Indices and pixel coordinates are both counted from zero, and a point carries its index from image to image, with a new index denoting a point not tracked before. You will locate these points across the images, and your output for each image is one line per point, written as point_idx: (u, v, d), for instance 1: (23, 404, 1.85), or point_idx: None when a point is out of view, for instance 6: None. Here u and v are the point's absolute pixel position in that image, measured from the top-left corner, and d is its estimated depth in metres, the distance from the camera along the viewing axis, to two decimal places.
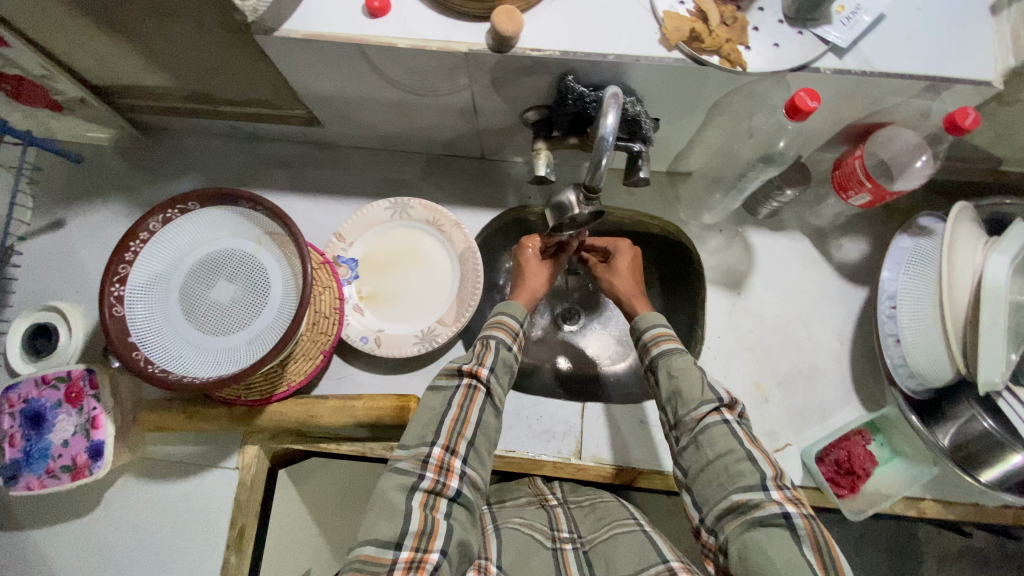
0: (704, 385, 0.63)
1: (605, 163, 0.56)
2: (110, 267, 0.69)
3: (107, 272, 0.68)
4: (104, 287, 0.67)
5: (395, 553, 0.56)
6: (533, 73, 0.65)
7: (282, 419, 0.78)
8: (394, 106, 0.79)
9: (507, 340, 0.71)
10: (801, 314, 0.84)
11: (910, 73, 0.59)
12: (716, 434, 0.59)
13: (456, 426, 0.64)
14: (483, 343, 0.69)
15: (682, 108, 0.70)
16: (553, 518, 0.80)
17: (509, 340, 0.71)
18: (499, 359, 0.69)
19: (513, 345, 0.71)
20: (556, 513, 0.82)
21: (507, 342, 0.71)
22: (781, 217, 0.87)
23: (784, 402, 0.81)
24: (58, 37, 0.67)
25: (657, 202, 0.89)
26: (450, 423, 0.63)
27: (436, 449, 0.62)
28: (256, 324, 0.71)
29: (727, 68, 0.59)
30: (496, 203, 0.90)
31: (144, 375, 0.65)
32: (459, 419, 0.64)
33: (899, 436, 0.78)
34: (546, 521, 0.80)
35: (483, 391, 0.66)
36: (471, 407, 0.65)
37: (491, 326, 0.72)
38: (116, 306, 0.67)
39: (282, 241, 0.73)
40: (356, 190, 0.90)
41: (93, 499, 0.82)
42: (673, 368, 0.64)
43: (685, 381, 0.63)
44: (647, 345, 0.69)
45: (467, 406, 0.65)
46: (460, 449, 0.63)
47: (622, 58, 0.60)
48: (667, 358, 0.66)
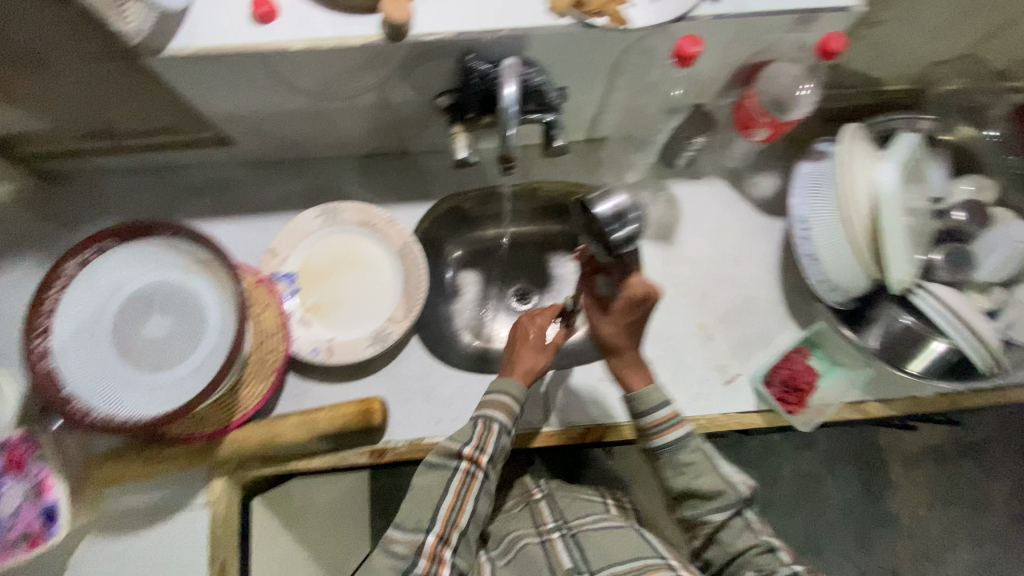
0: (717, 480, 0.68)
1: (514, 131, 0.57)
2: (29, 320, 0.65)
3: (29, 326, 0.67)
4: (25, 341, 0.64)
5: None
6: (434, 57, 0.66)
7: (244, 446, 0.76)
8: (306, 113, 0.78)
9: (508, 423, 0.69)
10: (731, 252, 0.89)
11: (780, 8, 0.64)
12: (734, 527, 0.66)
13: (450, 517, 0.65)
14: (485, 426, 0.68)
15: (585, 73, 0.73)
16: (537, 514, 0.82)
17: (509, 421, 0.69)
18: (499, 442, 0.68)
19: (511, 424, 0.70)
20: (540, 506, 0.84)
21: (506, 425, 0.69)
22: (698, 165, 0.92)
23: (728, 336, 0.86)
24: None
25: (582, 169, 0.93)
26: (446, 511, 0.65)
27: (430, 539, 0.63)
28: (197, 353, 0.69)
29: (615, 27, 0.62)
30: (427, 195, 0.91)
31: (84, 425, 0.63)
32: (455, 506, 0.65)
33: (834, 345, 0.83)
34: (532, 520, 0.82)
35: (480, 476, 0.67)
36: (466, 497, 0.66)
37: (488, 402, 0.70)
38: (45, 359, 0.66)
39: (211, 264, 0.72)
40: (282, 204, 0.88)
41: (57, 567, 0.78)
42: (680, 460, 0.69)
43: (694, 475, 0.68)
44: (648, 429, 0.71)
45: (463, 495, 0.66)
46: (451, 539, 0.64)
47: (516, 30, 0.62)
48: (669, 448, 0.70)
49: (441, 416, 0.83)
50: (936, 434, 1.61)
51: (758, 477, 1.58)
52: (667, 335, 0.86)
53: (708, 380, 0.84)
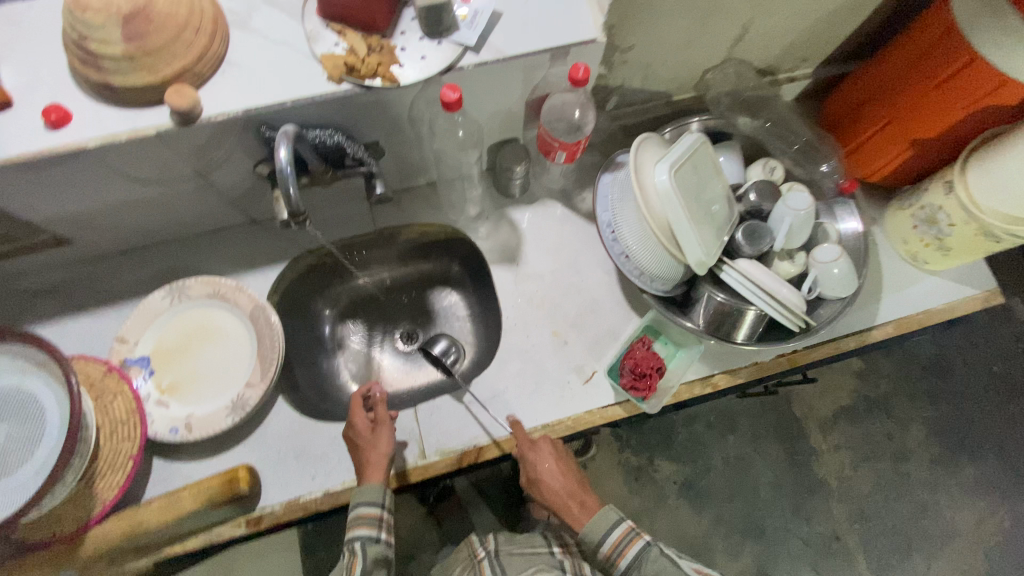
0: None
1: (295, 189, 0.62)
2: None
3: None
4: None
5: None
6: (233, 132, 0.72)
7: (104, 540, 0.74)
8: (136, 202, 0.82)
9: (371, 534, 0.74)
10: (572, 262, 0.97)
11: (531, 49, 0.73)
12: None
13: None
14: (350, 550, 0.73)
15: (387, 126, 0.80)
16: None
17: (375, 530, 0.75)
18: (369, 559, 0.73)
19: (380, 532, 0.75)
20: (484, 566, 0.85)
21: (372, 535, 0.74)
22: (531, 190, 1.00)
23: (580, 338, 0.92)
24: None
25: (426, 210, 0.99)
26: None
27: None
28: (39, 450, 0.69)
29: (389, 85, 0.70)
30: (280, 258, 0.95)
31: None
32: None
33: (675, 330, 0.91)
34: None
35: None
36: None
37: (352, 521, 0.75)
38: None
39: (46, 362, 0.72)
40: (136, 291, 0.90)
41: None
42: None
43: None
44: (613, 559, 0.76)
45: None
46: None
47: (299, 101, 0.69)
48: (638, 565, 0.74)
49: (316, 470, 0.84)
50: (847, 394, 1.67)
51: (691, 469, 1.62)
52: (525, 349, 0.92)
53: (568, 384, 0.89)
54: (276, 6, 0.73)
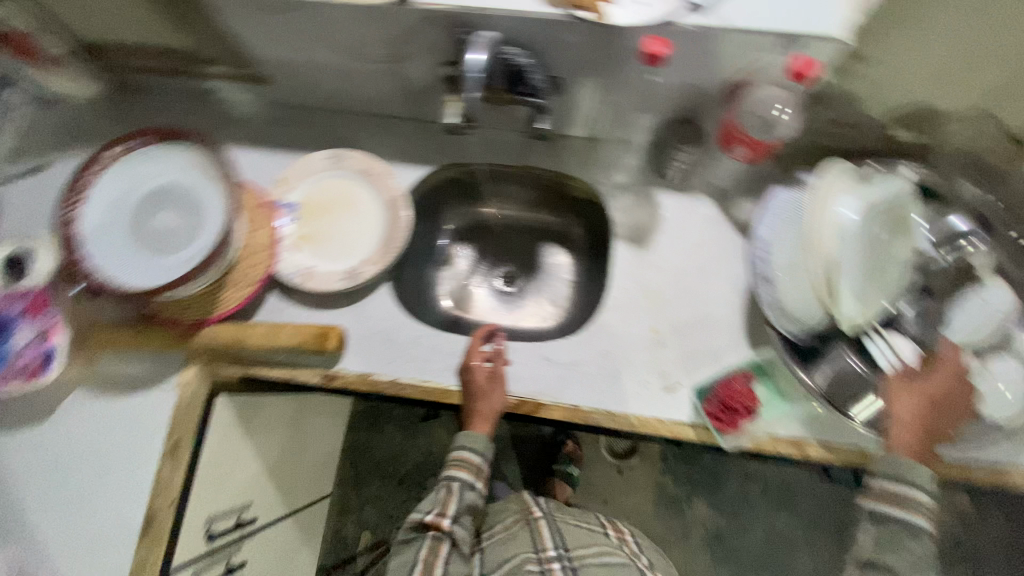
0: None
1: None
2: (72, 189, 0.81)
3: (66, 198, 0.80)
4: (62, 207, 0.80)
5: None
6: (436, 25, 0.73)
7: (214, 341, 0.86)
8: (331, 66, 0.88)
9: (471, 480, 0.84)
10: (701, 267, 0.90)
11: (759, 28, 0.66)
12: None
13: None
14: (448, 488, 0.83)
15: (577, 64, 0.78)
16: (539, 536, 0.91)
17: (473, 477, 0.85)
18: (464, 501, 0.83)
19: (478, 481, 0.85)
20: (540, 527, 0.93)
21: (469, 482, 0.84)
22: (689, 179, 0.93)
23: (680, 346, 0.87)
24: None
25: (576, 163, 0.97)
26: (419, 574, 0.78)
27: None
28: (194, 245, 0.81)
29: (598, 21, 0.67)
30: (428, 161, 0.99)
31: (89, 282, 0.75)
32: (426, 567, 0.79)
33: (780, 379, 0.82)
34: (532, 541, 0.90)
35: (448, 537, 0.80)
36: (435, 559, 0.79)
37: (455, 463, 0.85)
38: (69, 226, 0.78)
39: (220, 176, 0.84)
40: (303, 145, 0.99)
41: (48, 408, 0.90)
42: None
43: None
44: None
45: (432, 561, 0.79)
46: None
47: (506, 12, 0.68)
48: None
49: (390, 358, 0.90)
50: None
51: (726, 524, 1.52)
52: (618, 333, 0.88)
53: (648, 385, 0.85)
54: None
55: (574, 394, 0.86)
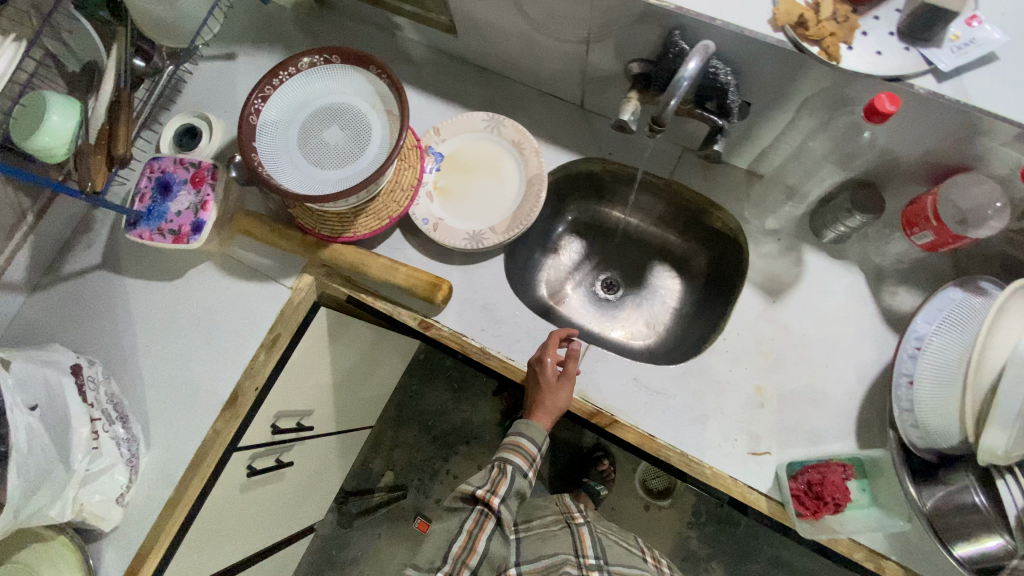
0: None
1: (675, 104, 0.61)
2: (263, 84, 0.85)
3: (255, 89, 0.85)
4: (251, 98, 0.84)
5: None
6: (646, 20, 0.71)
7: (339, 258, 0.92)
8: (520, 33, 0.89)
9: (523, 467, 0.84)
10: (829, 341, 0.84)
11: (1005, 114, 0.59)
12: None
13: (462, 554, 0.79)
14: (501, 469, 0.83)
15: (774, 97, 0.73)
16: (580, 541, 0.92)
17: (525, 465, 0.85)
18: (512, 487, 0.83)
19: (527, 469, 0.85)
20: (581, 534, 0.94)
21: (522, 468, 0.84)
22: (844, 246, 0.87)
23: (779, 413, 0.82)
24: None
25: (727, 194, 0.92)
26: (459, 547, 0.80)
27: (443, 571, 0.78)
28: (348, 169, 0.86)
29: (823, 59, 0.62)
30: (577, 150, 0.98)
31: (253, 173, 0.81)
32: (468, 540, 0.80)
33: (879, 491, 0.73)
34: (574, 545, 0.91)
35: (492, 518, 0.81)
36: (478, 535, 0.80)
37: (512, 448, 0.86)
38: (252, 117, 0.84)
39: (391, 113, 0.86)
40: (465, 100, 1.01)
41: (181, 270, 1.00)
42: None
43: None
44: None
45: (475, 535, 0.80)
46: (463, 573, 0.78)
47: (728, 26, 0.65)
48: None
49: (486, 326, 0.91)
50: None
51: None
52: (719, 379, 0.84)
53: (734, 441, 0.81)
54: None
55: (655, 423, 0.83)
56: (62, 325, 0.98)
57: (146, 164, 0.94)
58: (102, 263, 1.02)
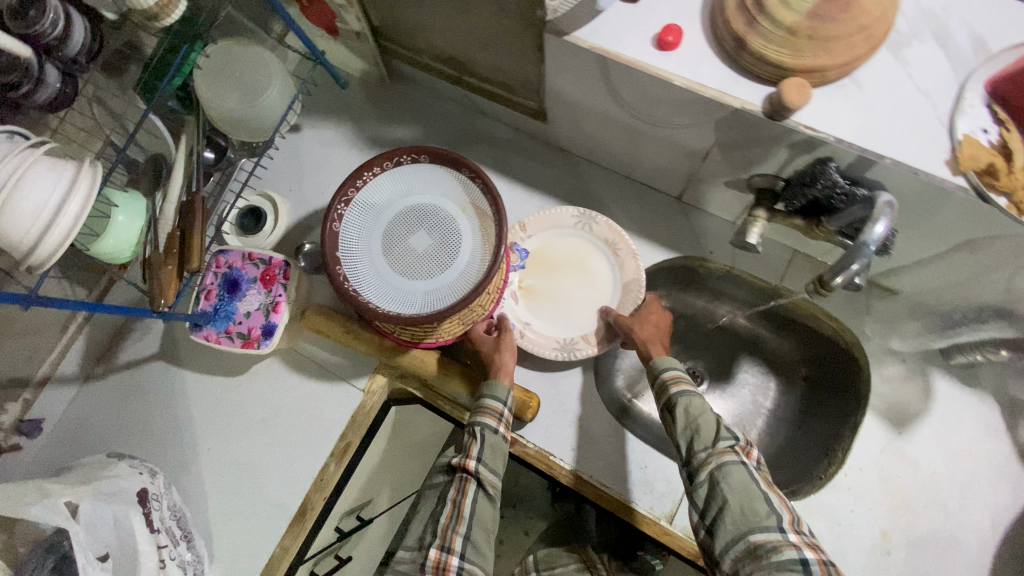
0: None
1: (854, 267, 0.54)
2: (344, 186, 0.68)
3: (337, 191, 0.68)
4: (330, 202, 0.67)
5: None
6: (790, 146, 0.64)
7: (419, 365, 0.85)
8: (625, 129, 0.81)
9: (491, 424, 0.72)
10: (961, 480, 0.77)
11: None
12: None
13: (451, 524, 0.67)
14: (470, 433, 0.72)
15: (928, 232, 0.66)
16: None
17: (496, 422, 0.73)
18: (486, 446, 0.71)
19: (501, 426, 0.73)
20: None
21: (492, 426, 0.72)
22: (977, 372, 0.79)
23: (908, 563, 0.75)
24: None
25: (843, 306, 0.84)
26: (445, 523, 0.67)
27: (433, 549, 0.65)
28: (437, 284, 0.67)
29: (1013, 214, 0.55)
30: (673, 247, 0.91)
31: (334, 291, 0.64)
32: (453, 515, 0.67)
33: (730, 480, 0.58)
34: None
35: (473, 482, 0.69)
36: (462, 502, 0.68)
37: (478, 411, 0.74)
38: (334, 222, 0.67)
39: (489, 217, 0.68)
40: (551, 190, 0.95)
41: (245, 365, 0.94)
42: None
43: None
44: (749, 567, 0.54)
45: (460, 503, 0.68)
46: (455, 546, 0.65)
47: (898, 166, 0.57)
48: None
49: (576, 444, 0.85)
50: None
51: None
52: (840, 520, 0.77)
53: None
54: (943, 46, 0.60)
55: None
56: (118, 422, 0.92)
57: (212, 256, 0.88)
58: (159, 352, 0.96)
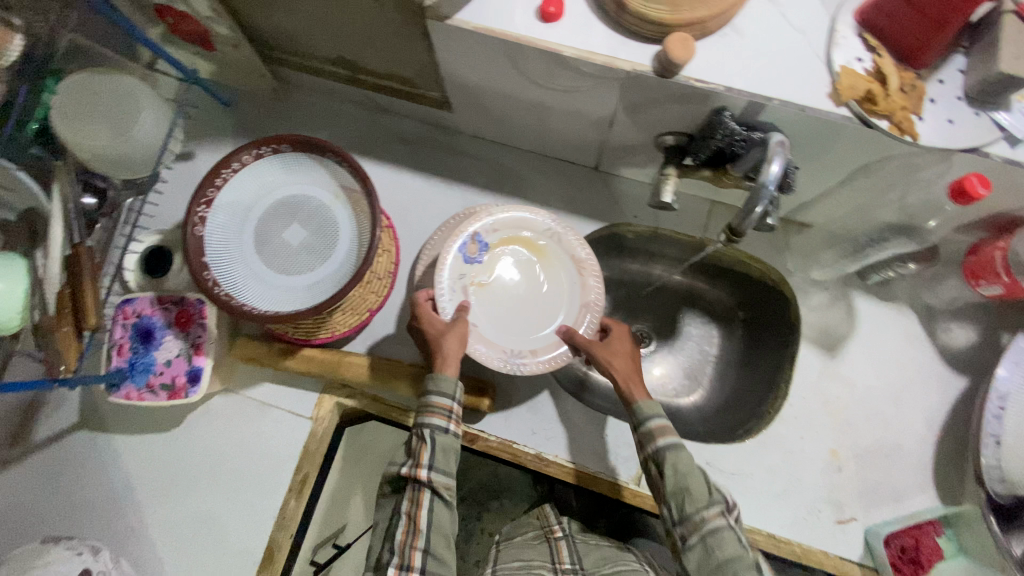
0: None
1: (759, 210, 0.54)
2: (202, 188, 0.71)
3: (196, 193, 0.71)
4: (191, 206, 0.70)
5: None
6: (687, 101, 0.64)
7: (365, 377, 0.81)
8: (529, 106, 0.79)
9: (441, 426, 0.65)
10: (893, 389, 0.82)
11: None
12: None
13: (408, 538, 0.63)
14: (418, 437, 0.66)
15: (825, 163, 0.68)
16: (555, 551, 0.83)
17: (446, 422, 0.66)
18: (437, 450, 0.65)
19: (451, 425, 0.66)
20: (558, 545, 0.85)
21: (443, 427, 0.66)
22: (892, 287, 0.84)
23: (858, 475, 0.79)
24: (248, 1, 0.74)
25: (765, 246, 0.87)
26: (402, 536, 0.63)
27: (392, 570, 0.62)
28: (318, 272, 0.75)
29: (896, 135, 0.57)
30: (599, 216, 0.91)
31: (212, 296, 0.68)
32: (409, 528, 0.63)
33: (723, 544, 0.58)
34: (548, 556, 0.82)
35: (427, 492, 0.64)
36: (419, 515, 0.64)
37: (423, 411, 0.67)
38: (198, 226, 0.71)
39: (358, 200, 0.76)
40: (470, 178, 0.93)
41: (179, 417, 0.88)
42: None
43: None
44: None
45: (415, 516, 0.64)
46: (414, 561, 0.62)
47: (786, 105, 0.59)
48: None
49: (537, 427, 0.85)
50: None
51: None
52: (792, 449, 0.80)
53: (819, 511, 0.78)
54: None
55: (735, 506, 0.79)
56: (48, 505, 0.85)
57: (116, 307, 0.81)
58: (81, 422, 0.88)
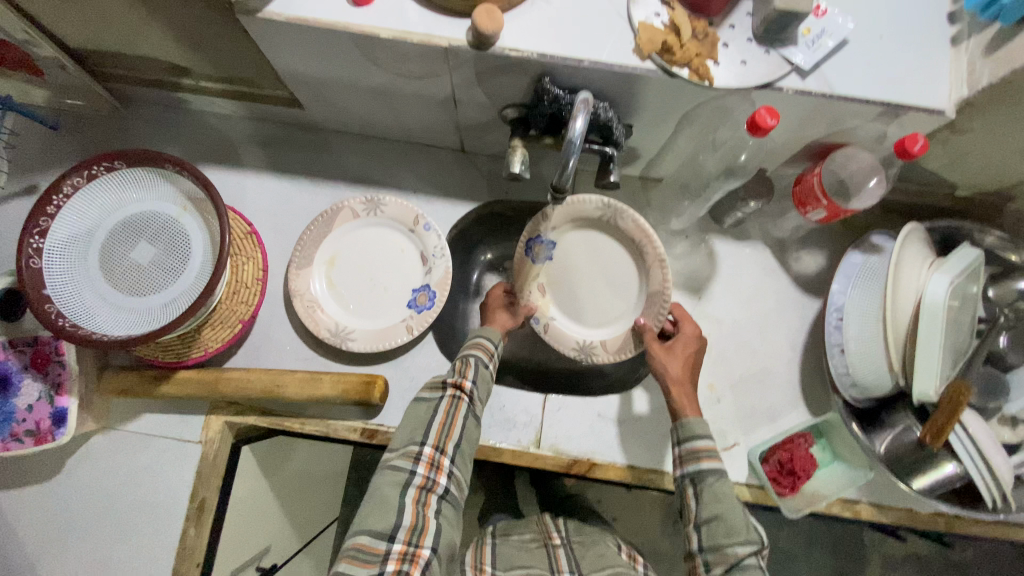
0: None
1: (573, 164, 0.57)
2: (32, 218, 0.68)
3: (25, 224, 0.68)
4: (23, 238, 0.67)
5: (388, 545, 0.58)
6: (512, 71, 0.66)
7: (247, 388, 0.79)
8: (376, 93, 0.79)
9: (486, 359, 0.70)
10: (757, 320, 0.88)
11: (866, 96, 0.62)
12: None
13: (444, 431, 0.65)
14: (463, 359, 0.69)
15: (653, 116, 0.72)
16: (554, 560, 0.85)
17: (487, 358, 0.71)
18: (480, 373, 0.69)
19: (491, 362, 0.71)
20: (557, 551, 0.87)
21: (485, 359, 0.71)
22: (745, 227, 0.90)
23: (735, 403, 0.85)
24: (53, 17, 0.70)
25: (629, 205, 0.91)
26: (438, 426, 0.64)
27: (427, 448, 0.63)
28: (174, 288, 0.73)
29: (696, 81, 0.62)
30: (471, 196, 0.92)
31: (53, 328, 0.64)
32: (446, 423, 0.65)
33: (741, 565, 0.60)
34: (546, 562, 0.85)
35: (466, 401, 0.66)
36: (457, 415, 0.65)
37: (469, 343, 0.72)
38: (33, 258, 0.67)
39: (207, 208, 0.74)
40: (338, 175, 0.92)
41: (55, 465, 0.82)
42: None
43: None
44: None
45: (452, 415, 0.65)
46: (448, 450, 0.64)
47: (596, 64, 0.62)
48: None
49: None
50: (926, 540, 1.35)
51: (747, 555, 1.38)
52: None
53: None
54: None
55: (630, 452, 0.83)
56: None
57: None
58: None
